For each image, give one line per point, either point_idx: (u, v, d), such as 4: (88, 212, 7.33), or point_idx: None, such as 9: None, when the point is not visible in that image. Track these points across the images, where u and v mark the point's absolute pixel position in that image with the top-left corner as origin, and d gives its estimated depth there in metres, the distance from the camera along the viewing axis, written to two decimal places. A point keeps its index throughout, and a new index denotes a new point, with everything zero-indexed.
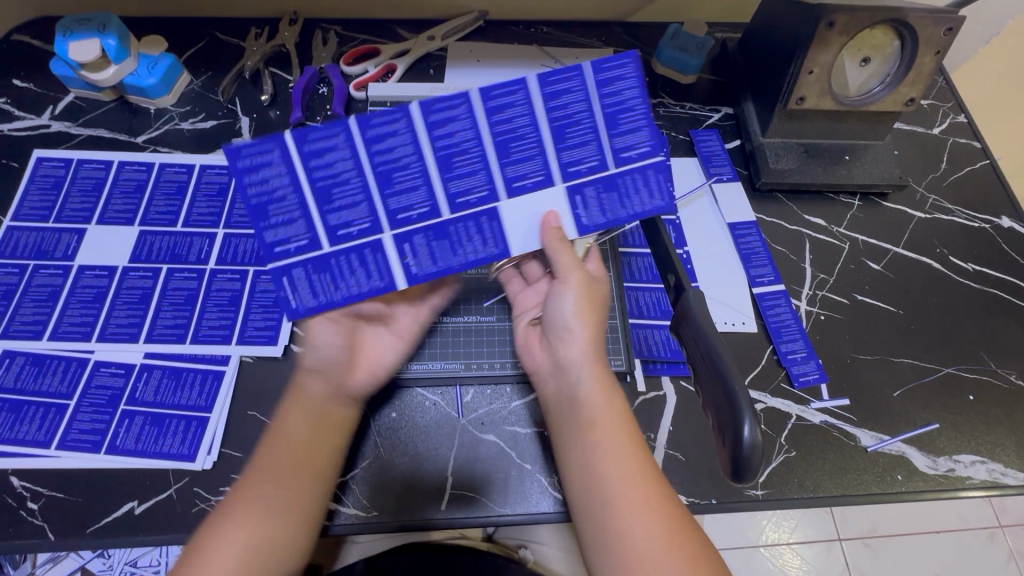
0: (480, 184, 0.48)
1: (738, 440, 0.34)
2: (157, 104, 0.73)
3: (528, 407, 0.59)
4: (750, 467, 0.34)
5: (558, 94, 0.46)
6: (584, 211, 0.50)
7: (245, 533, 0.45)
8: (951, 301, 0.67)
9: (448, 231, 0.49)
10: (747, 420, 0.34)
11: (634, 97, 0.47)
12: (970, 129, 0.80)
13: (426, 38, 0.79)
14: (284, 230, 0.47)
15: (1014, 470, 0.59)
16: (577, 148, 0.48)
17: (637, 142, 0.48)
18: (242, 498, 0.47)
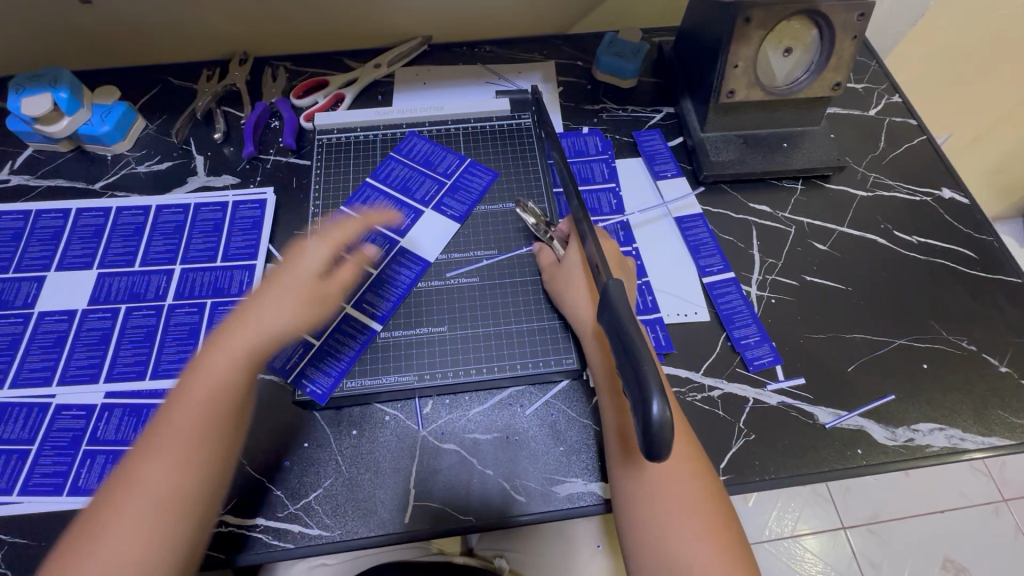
0: (407, 213, 0.69)
1: (648, 417, 0.35)
2: (113, 150, 0.75)
3: (487, 414, 0.60)
4: (663, 444, 0.34)
5: (386, 174, 0.71)
6: (449, 208, 0.70)
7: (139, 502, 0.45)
8: (899, 275, 0.69)
9: (382, 279, 0.65)
10: (657, 396, 0.35)
11: (432, 147, 0.74)
12: (905, 107, 0.82)
13: (372, 66, 0.83)
14: (316, 320, 0.62)
15: (973, 435, 0.59)
16: (420, 187, 0.71)
17: (451, 161, 0.73)
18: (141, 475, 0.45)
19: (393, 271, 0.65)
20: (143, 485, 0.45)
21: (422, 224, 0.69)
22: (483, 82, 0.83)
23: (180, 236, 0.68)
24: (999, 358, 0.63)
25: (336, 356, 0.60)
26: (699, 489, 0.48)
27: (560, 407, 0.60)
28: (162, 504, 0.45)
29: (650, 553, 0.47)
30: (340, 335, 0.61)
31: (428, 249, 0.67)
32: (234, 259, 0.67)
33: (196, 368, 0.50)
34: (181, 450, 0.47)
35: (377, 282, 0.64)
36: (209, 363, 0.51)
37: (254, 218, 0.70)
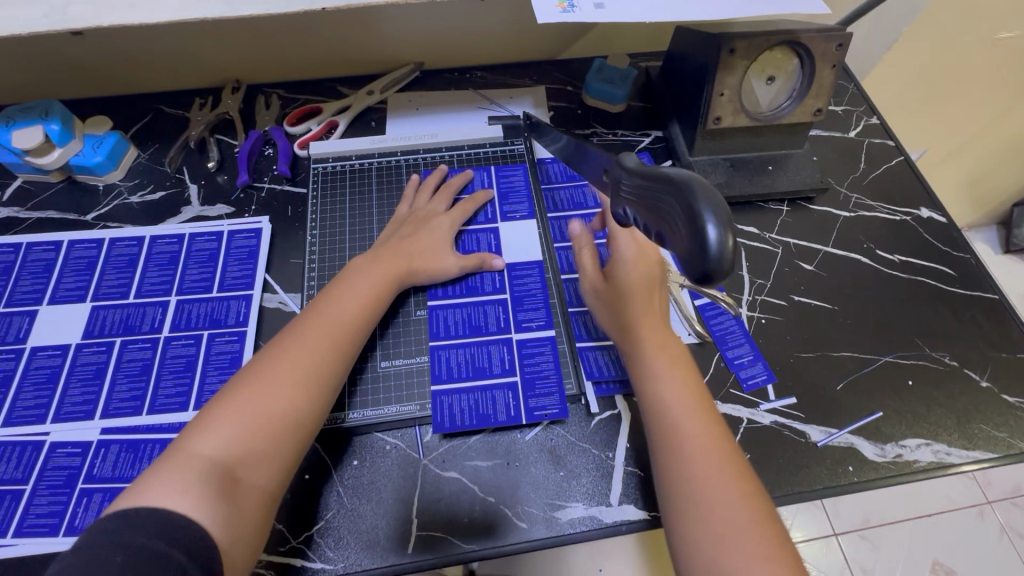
0: (488, 236, 0.71)
1: (704, 242, 0.32)
2: (105, 180, 0.75)
3: (487, 440, 0.60)
4: (723, 264, 0.32)
5: None
6: (513, 211, 0.73)
7: (315, 341, 0.55)
8: (882, 293, 0.71)
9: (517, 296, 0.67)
10: (716, 218, 0.32)
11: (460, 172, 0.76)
12: (883, 129, 0.86)
13: (365, 93, 0.84)
14: (492, 360, 0.63)
15: (958, 449, 0.61)
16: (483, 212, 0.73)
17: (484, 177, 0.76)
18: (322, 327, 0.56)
19: (520, 285, 0.68)
20: (324, 333, 0.55)
21: (515, 232, 0.72)
22: (475, 107, 0.85)
23: (175, 267, 0.68)
24: (980, 373, 0.66)
25: (544, 375, 0.62)
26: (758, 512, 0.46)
27: (560, 432, 0.60)
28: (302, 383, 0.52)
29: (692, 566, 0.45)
30: (528, 359, 0.63)
31: (526, 253, 0.70)
32: (231, 290, 0.67)
33: (356, 277, 0.61)
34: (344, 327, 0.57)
35: (513, 302, 0.67)
36: (367, 282, 0.61)
37: (250, 248, 0.70)
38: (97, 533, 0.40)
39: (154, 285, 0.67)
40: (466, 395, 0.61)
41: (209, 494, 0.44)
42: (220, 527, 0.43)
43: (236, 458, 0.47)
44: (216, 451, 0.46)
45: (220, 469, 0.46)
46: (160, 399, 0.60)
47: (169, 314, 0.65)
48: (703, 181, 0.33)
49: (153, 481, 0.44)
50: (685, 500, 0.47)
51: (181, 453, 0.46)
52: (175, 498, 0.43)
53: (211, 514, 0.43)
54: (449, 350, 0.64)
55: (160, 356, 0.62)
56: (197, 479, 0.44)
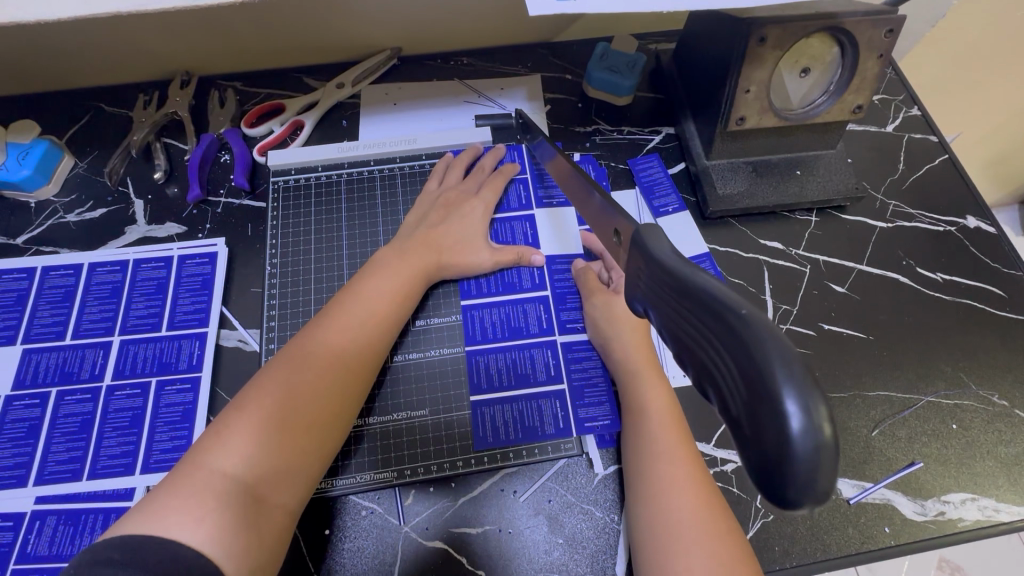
0: (521, 225, 0.64)
1: (784, 437, 0.21)
2: (37, 196, 0.66)
3: (478, 503, 0.53)
4: (821, 479, 0.21)
5: None
6: (549, 196, 0.65)
7: (347, 339, 0.49)
8: (923, 318, 0.63)
9: (560, 295, 0.60)
10: (803, 394, 0.21)
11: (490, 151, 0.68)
12: (925, 122, 0.75)
13: (334, 86, 0.73)
14: (536, 366, 0.57)
15: (1007, 504, 0.54)
16: (515, 196, 0.65)
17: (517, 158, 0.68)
18: (346, 330, 0.50)
19: (561, 280, 0.61)
20: (352, 335, 0.50)
21: (551, 220, 0.64)
22: (461, 102, 0.74)
23: (118, 300, 0.60)
24: None
25: (593, 381, 0.57)
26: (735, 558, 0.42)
27: (559, 492, 0.53)
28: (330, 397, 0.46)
29: None
30: (575, 366, 0.57)
31: (565, 244, 0.63)
32: (182, 327, 0.59)
33: (383, 266, 0.55)
34: (370, 325, 0.51)
35: (555, 299, 0.60)
36: (396, 273, 0.55)
37: (204, 276, 0.61)
38: (87, 563, 0.33)
39: (94, 324, 0.58)
40: (510, 406, 0.56)
41: (228, 524, 0.38)
42: (231, 565, 0.37)
43: (261, 479, 0.41)
44: (237, 468, 0.40)
45: (238, 490, 0.40)
46: (102, 461, 0.53)
47: (111, 358, 0.57)
48: (781, 331, 0.22)
49: (162, 504, 0.38)
50: (655, 549, 0.44)
51: (196, 470, 0.40)
52: (187, 527, 0.36)
53: (228, 549, 0.37)
54: (486, 354, 0.58)
55: (101, 409, 0.55)
56: (216, 502, 0.38)
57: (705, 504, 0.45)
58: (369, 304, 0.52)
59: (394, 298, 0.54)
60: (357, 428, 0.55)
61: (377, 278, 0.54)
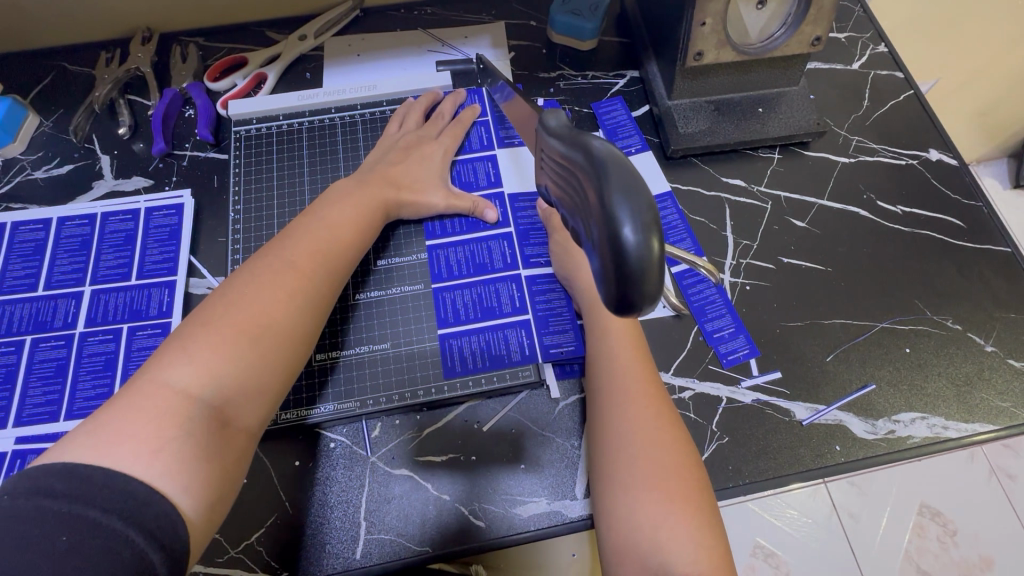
0: (484, 165, 0.65)
1: (623, 248, 0.29)
2: (4, 154, 0.66)
3: (442, 433, 0.55)
4: (649, 278, 0.29)
5: None
6: (511, 137, 0.66)
7: (304, 266, 0.49)
8: (881, 249, 0.64)
9: (522, 230, 0.61)
10: (637, 219, 0.29)
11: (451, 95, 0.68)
12: (891, 59, 0.75)
13: (297, 38, 0.73)
14: (502, 298, 0.58)
15: (955, 422, 0.56)
16: (476, 138, 0.66)
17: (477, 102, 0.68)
18: (303, 258, 0.49)
19: (525, 217, 0.62)
20: (309, 262, 0.49)
21: (513, 160, 0.65)
22: (424, 51, 0.74)
23: (88, 252, 0.61)
24: (985, 337, 0.60)
25: (557, 311, 0.58)
26: (680, 467, 0.45)
27: (521, 420, 0.55)
28: (291, 326, 0.46)
29: (610, 539, 0.44)
30: (539, 298, 0.58)
31: (527, 183, 0.64)
32: (151, 276, 0.60)
33: (340, 200, 0.55)
34: (329, 254, 0.51)
35: (519, 235, 0.61)
36: (353, 206, 0.55)
37: (171, 226, 0.62)
38: (31, 489, 0.33)
39: (65, 276, 0.60)
40: (478, 336, 0.57)
41: (189, 450, 0.38)
42: (195, 490, 0.38)
43: (222, 404, 0.41)
44: (196, 395, 0.40)
45: (201, 414, 0.40)
46: (78, 403, 0.54)
47: (83, 306, 0.58)
48: (631, 173, 0.30)
49: (114, 425, 0.38)
50: (607, 460, 0.47)
51: (150, 391, 0.40)
52: (143, 462, 0.36)
53: (188, 475, 0.38)
54: (451, 290, 0.59)
55: (75, 355, 0.56)
56: (176, 427, 0.39)
57: (657, 415, 0.47)
58: (325, 234, 0.52)
59: (351, 232, 0.54)
60: (324, 362, 0.56)
61: (334, 210, 0.54)
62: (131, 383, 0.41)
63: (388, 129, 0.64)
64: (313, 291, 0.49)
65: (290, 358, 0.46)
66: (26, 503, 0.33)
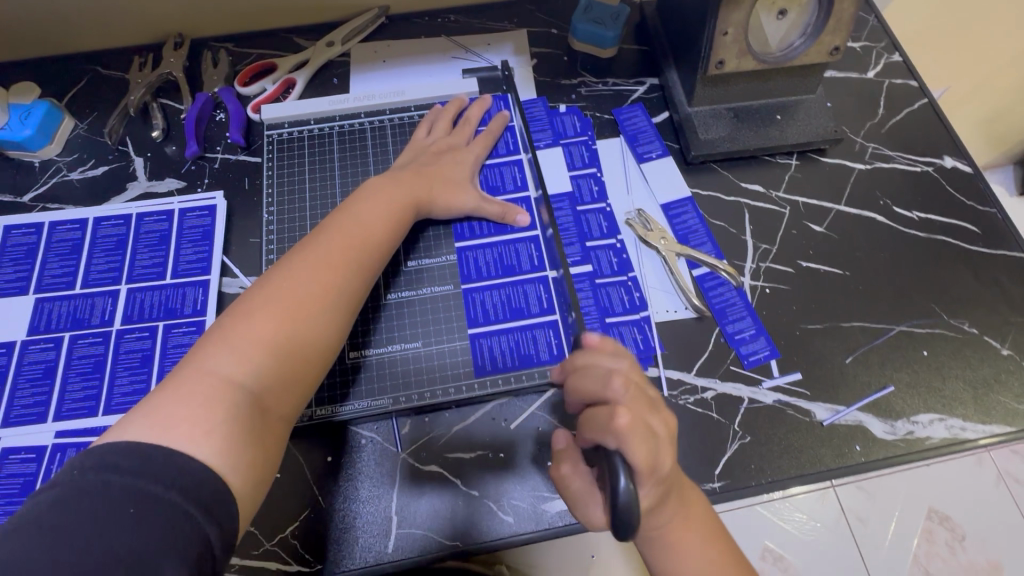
0: (510, 169, 0.66)
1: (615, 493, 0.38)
2: (41, 156, 0.68)
3: (470, 429, 0.56)
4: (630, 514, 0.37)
5: None
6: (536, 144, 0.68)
7: (337, 262, 0.50)
8: (898, 254, 0.65)
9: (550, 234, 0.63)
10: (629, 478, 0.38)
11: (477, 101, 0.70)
12: (905, 68, 0.76)
13: (325, 45, 0.74)
14: (530, 299, 0.59)
15: (973, 423, 0.57)
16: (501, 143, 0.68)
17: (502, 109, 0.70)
18: (336, 254, 0.50)
19: None
20: (342, 258, 0.51)
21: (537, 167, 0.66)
22: (448, 59, 0.76)
23: (123, 251, 0.62)
24: (1001, 341, 0.61)
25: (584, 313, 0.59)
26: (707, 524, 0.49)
27: (547, 419, 0.56)
28: (326, 320, 0.48)
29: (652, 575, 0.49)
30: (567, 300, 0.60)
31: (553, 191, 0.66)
32: (185, 275, 0.61)
33: (371, 197, 0.56)
34: (361, 250, 0.52)
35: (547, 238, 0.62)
36: (384, 204, 0.56)
37: (204, 227, 0.64)
38: (97, 464, 0.34)
39: (101, 275, 0.61)
40: (506, 335, 0.58)
41: (236, 434, 0.40)
42: (241, 475, 0.39)
43: (262, 393, 0.43)
44: (239, 382, 0.42)
45: (244, 402, 0.42)
46: (116, 398, 0.56)
47: (120, 305, 0.60)
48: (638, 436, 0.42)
49: (165, 410, 0.39)
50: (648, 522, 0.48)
51: (197, 379, 0.41)
52: (196, 443, 0.38)
53: (236, 456, 0.39)
54: (480, 291, 0.60)
55: (111, 352, 0.58)
56: (222, 412, 0.40)
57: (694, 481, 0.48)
58: (357, 231, 0.53)
59: (382, 229, 0.55)
60: (355, 358, 0.57)
61: (367, 207, 0.55)
62: (174, 371, 0.42)
63: (418, 132, 0.65)
64: (346, 286, 0.50)
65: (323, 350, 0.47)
66: (93, 478, 0.34)
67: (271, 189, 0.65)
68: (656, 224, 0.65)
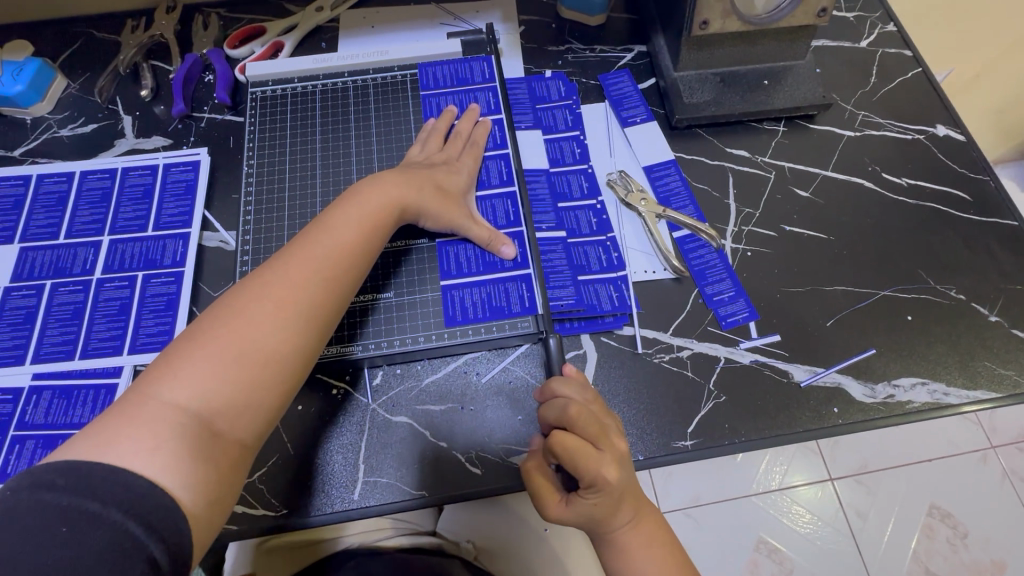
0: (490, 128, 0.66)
1: None
2: (32, 113, 0.69)
3: (441, 382, 0.56)
4: None
5: (433, 103, 0.67)
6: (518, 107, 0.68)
7: (304, 277, 0.46)
8: (885, 220, 0.64)
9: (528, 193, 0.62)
10: None
11: (460, 61, 0.69)
12: (900, 37, 0.75)
13: (314, 9, 0.75)
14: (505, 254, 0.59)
15: (957, 388, 0.56)
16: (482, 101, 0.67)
17: (483, 69, 0.69)
18: (306, 265, 0.47)
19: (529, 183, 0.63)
20: (310, 265, 0.47)
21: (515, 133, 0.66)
22: (436, 24, 0.76)
23: (107, 205, 0.63)
24: (989, 307, 0.59)
25: (559, 272, 0.59)
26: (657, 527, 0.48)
27: (519, 373, 0.56)
28: (291, 336, 0.44)
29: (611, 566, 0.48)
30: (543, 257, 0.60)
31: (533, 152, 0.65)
32: (166, 228, 0.62)
33: (351, 200, 0.52)
34: (335, 265, 0.48)
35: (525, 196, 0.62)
36: (364, 208, 0.52)
37: (188, 182, 0.64)
38: (34, 483, 0.34)
39: (84, 227, 0.62)
40: (479, 289, 0.57)
41: (185, 451, 0.38)
42: (184, 495, 0.37)
43: (211, 416, 0.41)
44: (191, 405, 0.40)
45: (189, 425, 0.39)
46: (92, 345, 0.56)
47: (101, 255, 0.61)
48: None
49: (113, 429, 0.38)
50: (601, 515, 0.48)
51: (150, 403, 0.39)
52: (139, 458, 0.37)
53: (183, 474, 0.38)
54: (456, 244, 0.59)
55: (90, 300, 0.58)
56: (167, 436, 0.38)
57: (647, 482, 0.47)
58: (332, 242, 0.49)
59: (360, 237, 0.51)
60: None
61: (345, 213, 0.51)
62: (130, 387, 0.41)
63: (405, 105, 0.67)
64: (312, 299, 0.46)
65: (284, 365, 0.44)
66: (27, 498, 0.33)
67: (252, 145, 0.65)
68: (636, 185, 0.64)
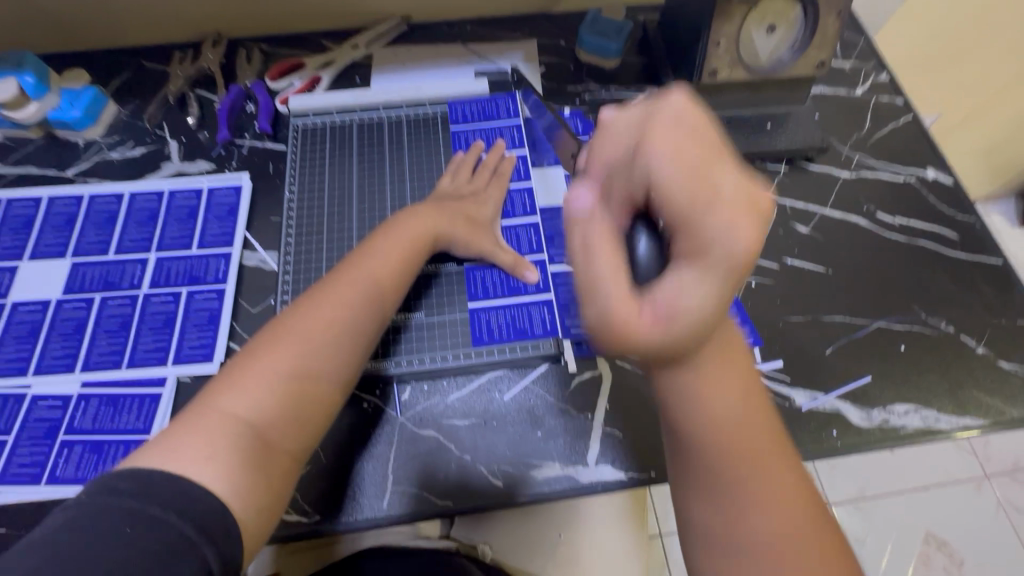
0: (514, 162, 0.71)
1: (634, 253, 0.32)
2: (84, 136, 0.74)
3: (466, 399, 0.59)
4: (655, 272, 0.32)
5: (460, 138, 0.72)
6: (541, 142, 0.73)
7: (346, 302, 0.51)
8: (880, 256, 0.68)
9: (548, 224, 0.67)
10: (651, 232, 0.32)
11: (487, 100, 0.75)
12: (892, 86, 0.81)
13: (350, 47, 0.81)
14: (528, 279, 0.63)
15: (947, 415, 0.60)
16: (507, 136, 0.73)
17: (508, 108, 0.74)
18: (347, 292, 0.51)
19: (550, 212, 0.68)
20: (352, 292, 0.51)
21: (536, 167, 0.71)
22: (463, 63, 0.81)
23: (154, 224, 0.68)
24: (976, 340, 0.64)
25: (578, 299, 0.63)
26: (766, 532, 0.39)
27: (539, 392, 0.60)
28: (332, 357, 0.48)
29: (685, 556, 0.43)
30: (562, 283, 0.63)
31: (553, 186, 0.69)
32: (210, 247, 0.66)
33: (387, 232, 0.57)
34: (374, 292, 0.52)
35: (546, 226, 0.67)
36: (399, 239, 0.57)
37: (230, 205, 0.69)
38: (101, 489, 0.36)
39: (132, 245, 0.66)
40: (504, 311, 0.62)
41: (237, 460, 0.42)
42: (236, 500, 0.40)
43: (261, 428, 0.44)
44: (244, 418, 0.44)
45: (242, 436, 0.43)
46: (138, 355, 0.60)
47: (147, 271, 0.65)
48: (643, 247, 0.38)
49: (175, 438, 0.41)
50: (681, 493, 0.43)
51: (207, 416, 0.43)
52: (197, 465, 0.40)
53: (235, 479, 0.41)
54: (483, 269, 0.64)
55: (137, 313, 0.62)
56: (223, 446, 0.42)
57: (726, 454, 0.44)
58: (371, 271, 0.53)
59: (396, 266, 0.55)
60: None
61: (383, 244, 0.56)
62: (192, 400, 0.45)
63: (435, 139, 0.72)
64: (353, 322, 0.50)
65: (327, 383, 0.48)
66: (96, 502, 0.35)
67: (292, 173, 0.70)
68: None
